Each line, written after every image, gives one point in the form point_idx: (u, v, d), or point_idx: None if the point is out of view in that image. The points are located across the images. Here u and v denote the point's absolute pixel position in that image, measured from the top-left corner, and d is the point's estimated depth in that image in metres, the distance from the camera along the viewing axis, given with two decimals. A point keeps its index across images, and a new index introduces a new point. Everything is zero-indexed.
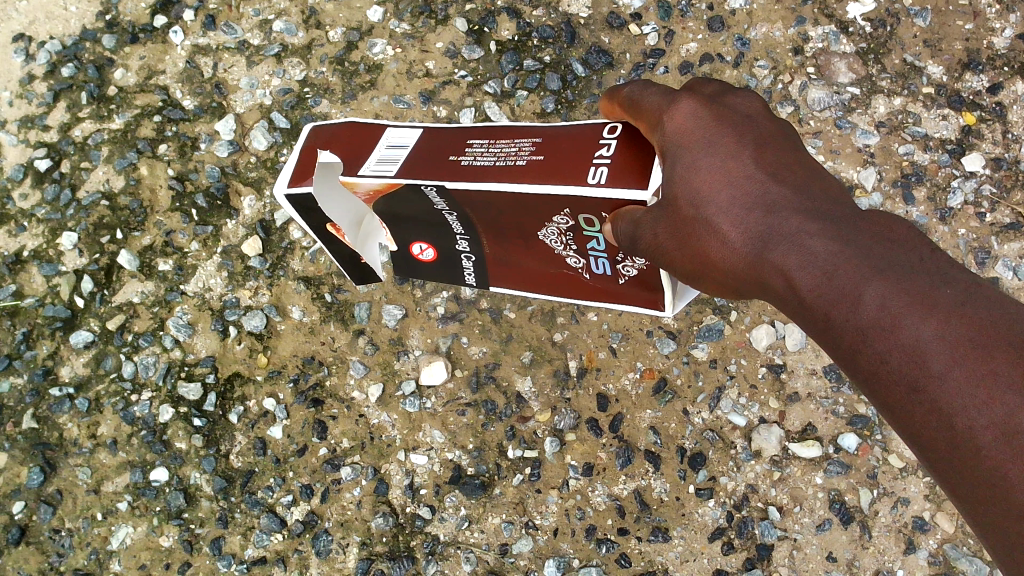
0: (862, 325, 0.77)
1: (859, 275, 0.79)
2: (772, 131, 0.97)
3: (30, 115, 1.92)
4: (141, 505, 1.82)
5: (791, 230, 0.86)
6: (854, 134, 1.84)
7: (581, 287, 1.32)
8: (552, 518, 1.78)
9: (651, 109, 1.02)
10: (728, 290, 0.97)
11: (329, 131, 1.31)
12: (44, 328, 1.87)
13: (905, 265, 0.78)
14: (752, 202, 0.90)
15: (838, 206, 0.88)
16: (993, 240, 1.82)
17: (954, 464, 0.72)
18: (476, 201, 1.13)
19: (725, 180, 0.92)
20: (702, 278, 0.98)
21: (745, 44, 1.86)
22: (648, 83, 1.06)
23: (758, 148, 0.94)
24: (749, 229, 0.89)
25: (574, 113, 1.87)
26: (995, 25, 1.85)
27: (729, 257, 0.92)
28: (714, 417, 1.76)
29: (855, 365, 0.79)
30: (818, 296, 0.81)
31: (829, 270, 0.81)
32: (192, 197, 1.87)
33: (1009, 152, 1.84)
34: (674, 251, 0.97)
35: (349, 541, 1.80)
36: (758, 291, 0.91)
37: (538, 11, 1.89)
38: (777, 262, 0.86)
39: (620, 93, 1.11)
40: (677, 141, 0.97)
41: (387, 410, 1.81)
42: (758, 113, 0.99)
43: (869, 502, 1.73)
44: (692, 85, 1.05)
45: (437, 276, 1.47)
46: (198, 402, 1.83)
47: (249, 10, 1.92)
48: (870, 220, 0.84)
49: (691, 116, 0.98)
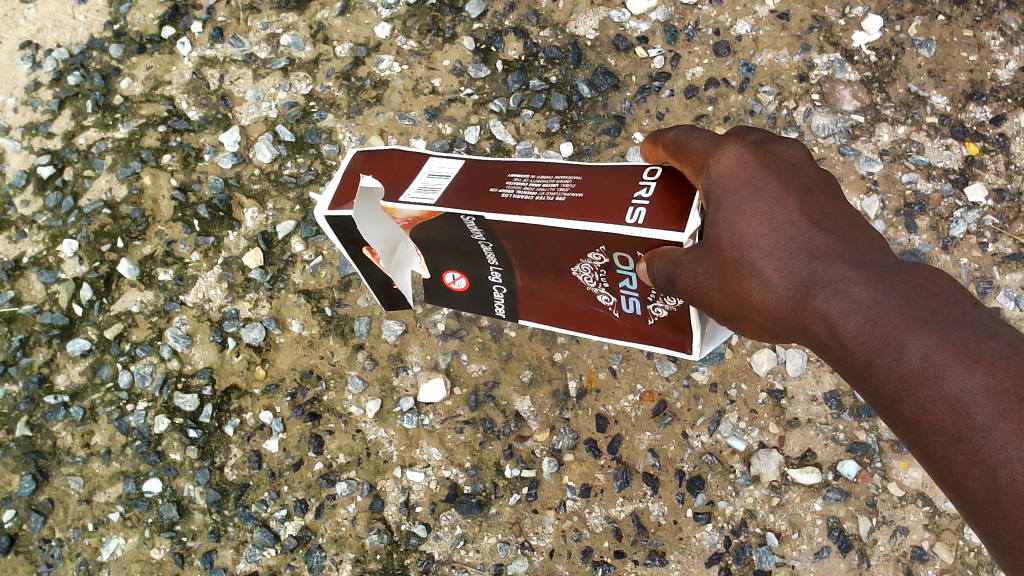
0: (905, 374, 0.79)
1: (904, 325, 0.81)
2: (814, 178, 0.98)
3: (34, 122, 1.92)
4: (133, 516, 1.80)
5: (835, 277, 0.87)
6: (858, 162, 1.84)
7: (611, 325, 1.30)
8: (548, 539, 1.77)
9: (696, 153, 1.02)
10: (766, 334, 0.98)
11: (373, 157, 1.32)
12: (41, 335, 1.86)
13: (949, 317, 0.81)
14: (795, 247, 0.92)
15: (881, 255, 0.90)
16: (995, 270, 1.82)
17: (992, 513, 0.74)
18: (515, 233, 1.13)
19: (769, 225, 0.94)
20: (737, 320, 0.99)
21: (751, 70, 1.87)
22: (695, 127, 1.07)
23: (802, 194, 0.95)
24: (792, 273, 0.91)
25: (579, 133, 1.87)
26: (999, 57, 1.87)
27: (770, 299, 0.93)
28: (713, 441, 1.75)
29: (895, 413, 0.81)
30: (860, 342, 0.83)
31: (873, 317, 0.83)
32: (195, 207, 1.86)
33: (1012, 183, 1.84)
34: (712, 291, 0.97)
35: (342, 558, 1.78)
36: (798, 336, 0.92)
37: (546, 31, 1.90)
38: (819, 307, 0.87)
39: (665, 137, 1.11)
40: (722, 185, 0.97)
41: (384, 426, 1.80)
42: (802, 161, 1.00)
43: (868, 530, 1.72)
44: (736, 131, 1.05)
45: (467, 304, 1.46)
46: (194, 413, 1.81)
47: (257, 24, 1.93)
48: (914, 270, 0.86)
49: (737, 161, 0.98)
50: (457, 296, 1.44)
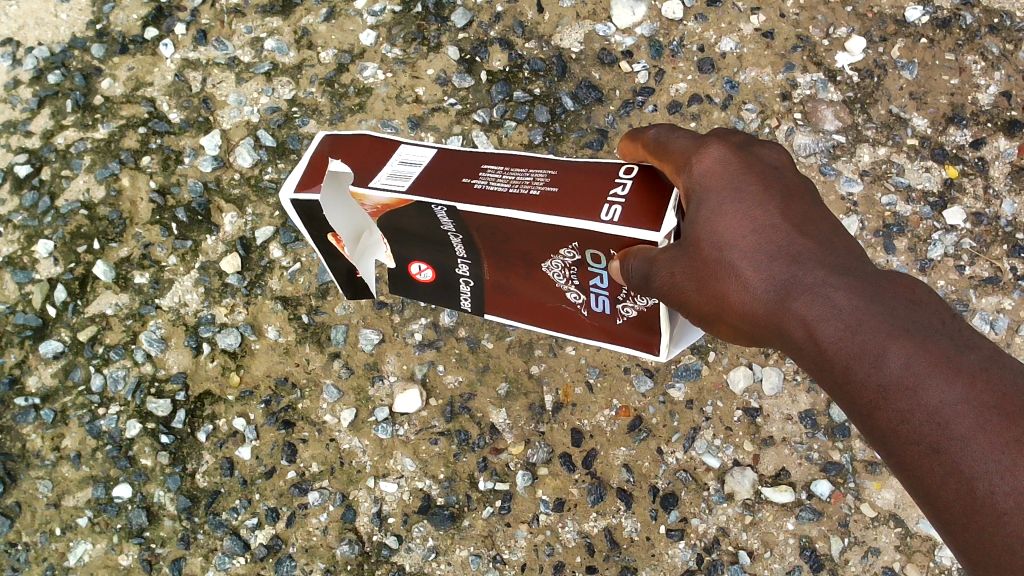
0: (884, 383, 0.79)
1: (884, 333, 0.81)
2: (794, 184, 0.99)
3: (13, 120, 1.90)
4: (102, 521, 1.78)
5: (814, 281, 0.88)
6: (838, 182, 1.85)
7: (578, 324, 1.29)
8: (520, 553, 1.76)
9: (679, 152, 1.04)
10: (742, 337, 0.98)
11: (345, 139, 1.27)
12: (13, 336, 1.83)
13: (929, 327, 0.81)
14: (775, 250, 0.92)
15: (860, 263, 0.90)
16: (971, 293, 1.83)
17: (969, 524, 0.75)
18: (487, 225, 1.12)
19: (749, 226, 0.94)
20: (713, 322, 0.99)
21: (734, 87, 1.87)
22: (675, 127, 1.08)
23: (784, 199, 0.96)
24: (771, 276, 0.91)
25: (561, 146, 1.87)
26: (980, 81, 1.88)
27: (748, 301, 0.94)
28: (688, 457, 1.75)
29: (871, 420, 0.81)
30: (840, 347, 0.83)
31: (852, 324, 0.83)
32: (173, 210, 1.85)
33: (990, 208, 1.85)
34: (690, 291, 0.98)
35: (312, 567, 1.77)
36: (774, 340, 0.92)
37: (531, 43, 1.90)
38: (798, 311, 0.88)
39: (645, 135, 1.13)
40: (703, 185, 0.99)
41: (358, 435, 1.79)
42: (783, 165, 1.01)
43: (839, 550, 1.72)
44: (719, 132, 1.06)
45: (429, 298, 1.45)
46: (167, 418, 1.80)
47: (241, 27, 1.92)
48: (891, 278, 0.86)
49: (721, 162, 1.00)
50: (417, 291, 1.43)
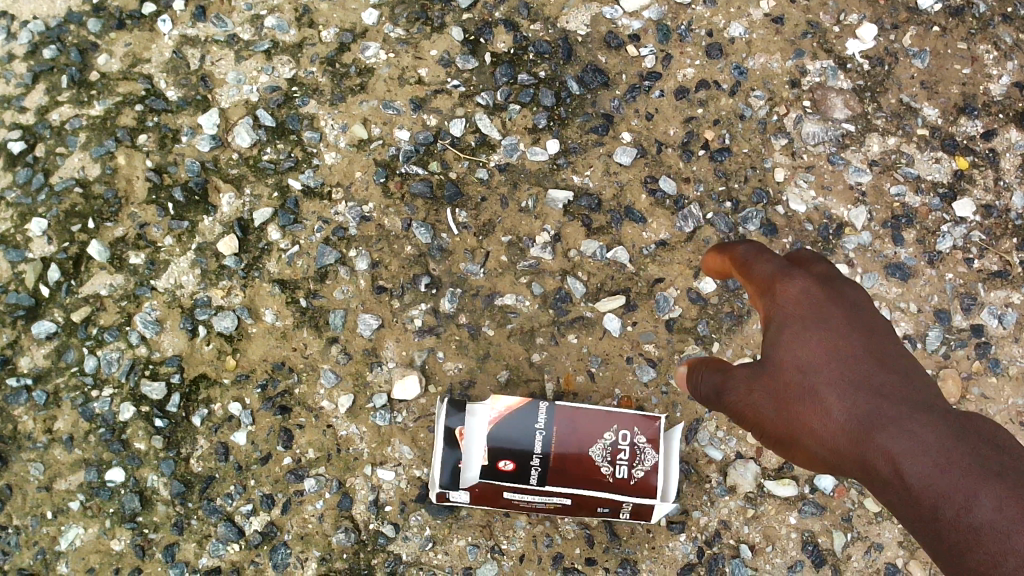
0: (975, 523, 0.98)
1: (974, 478, 1.00)
2: (871, 315, 1.19)
3: (7, 95, 1.86)
4: (93, 506, 1.75)
5: (897, 416, 1.08)
6: (846, 171, 1.82)
7: None
8: (518, 543, 1.73)
9: (763, 277, 1.24)
10: (811, 463, 1.17)
11: None
12: (5, 316, 1.80)
13: (999, 466, 1.01)
14: (860, 386, 1.12)
15: (933, 398, 1.11)
16: (980, 286, 1.80)
17: None
18: None
19: (835, 355, 1.14)
20: (790, 447, 1.17)
21: (742, 73, 1.84)
22: (762, 251, 1.28)
23: (863, 332, 1.16)
24: (856, 410, 1.11)
25: (566, 131, 1.83)
26: (993, 71, 1.85)
27: (829, 431, 1.12)
28: (690, 449, 1.73)
29: (958, 558, 0.99)
30: (926, 489, 1.02)
31: (943, 463, 1.02)
32: (170, 190, 1.82)
33: (1000, 200, 1.82)
34: (767, 412, 1.18)
35: (308, 555, 1.75)
36: (851, 469, 1.11)
37: (536, 25, 1.86)
38: (883, 444, 1.07)
39: (736, 249, 1.33)
40: (788, 313, 1.19)
41: (355, 422, 1.76)
42: (864, 303, 1.20)
43: (842, 545, 1.71)
44: (803, 261, 1.25)
45: (513, 489, 1.60)
46: (161, 402, 1.77)
47: (241, 4, 1.87)
48: (966, 419, 1.06)
49: (804, 293, 1.19)
50: (504, 483, 1.59)
